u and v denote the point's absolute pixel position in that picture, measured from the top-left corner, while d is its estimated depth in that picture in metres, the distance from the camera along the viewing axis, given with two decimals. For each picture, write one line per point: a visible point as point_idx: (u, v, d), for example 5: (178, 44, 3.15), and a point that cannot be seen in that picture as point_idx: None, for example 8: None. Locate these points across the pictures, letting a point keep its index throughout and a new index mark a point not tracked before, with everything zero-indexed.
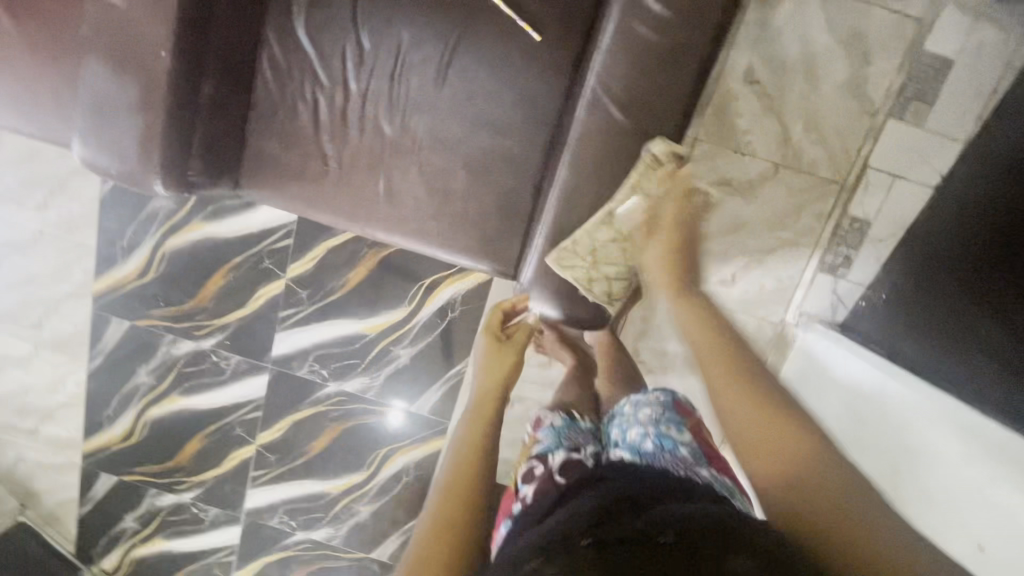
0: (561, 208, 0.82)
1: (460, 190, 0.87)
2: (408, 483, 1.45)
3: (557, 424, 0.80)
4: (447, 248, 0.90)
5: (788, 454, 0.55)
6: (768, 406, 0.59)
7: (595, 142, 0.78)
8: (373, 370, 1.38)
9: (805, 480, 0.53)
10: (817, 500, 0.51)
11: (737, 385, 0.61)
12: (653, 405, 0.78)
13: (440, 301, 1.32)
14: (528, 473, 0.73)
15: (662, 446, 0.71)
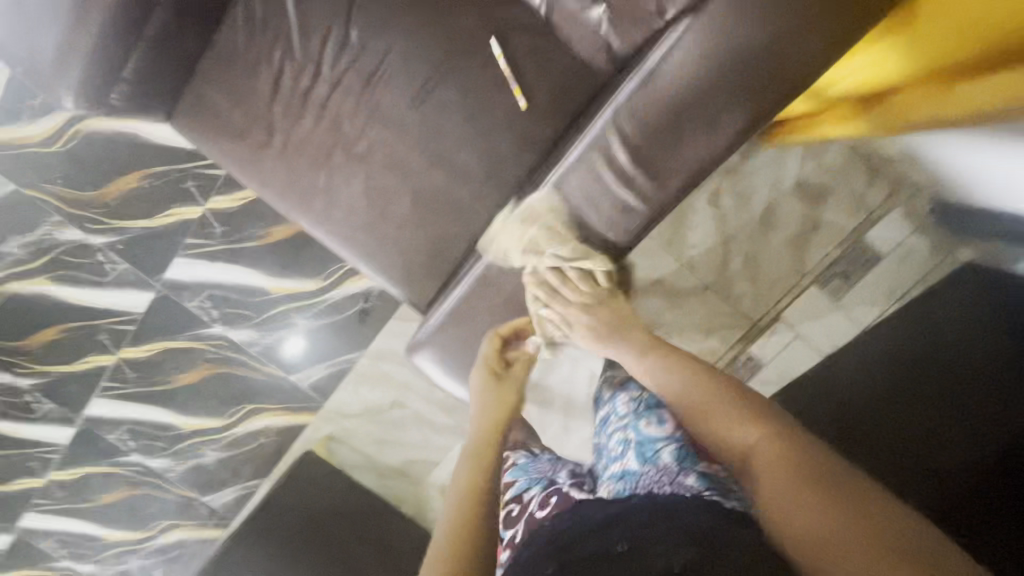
0: (474, 282, 0.82)
1: (397, 215, 0.84)
2: (265, 443, 1.44)
3: (520, 462, 0.72)
4: (367, 264, 0.88)
5: (784, 474, 0.47)
6: (750, 417, 0.54)
7: (527, 239, 0.78)
8: (266, 328, 1.34)
9: (813, 505, 0.44)
10: (830, 520, 0.42)
11: (717, 385, 0.60)
12: (634, 390, 0.68)
13: (356, 288, 1.31)
14: (506, 520, 0.65)
15: (647, 457, 0.60)
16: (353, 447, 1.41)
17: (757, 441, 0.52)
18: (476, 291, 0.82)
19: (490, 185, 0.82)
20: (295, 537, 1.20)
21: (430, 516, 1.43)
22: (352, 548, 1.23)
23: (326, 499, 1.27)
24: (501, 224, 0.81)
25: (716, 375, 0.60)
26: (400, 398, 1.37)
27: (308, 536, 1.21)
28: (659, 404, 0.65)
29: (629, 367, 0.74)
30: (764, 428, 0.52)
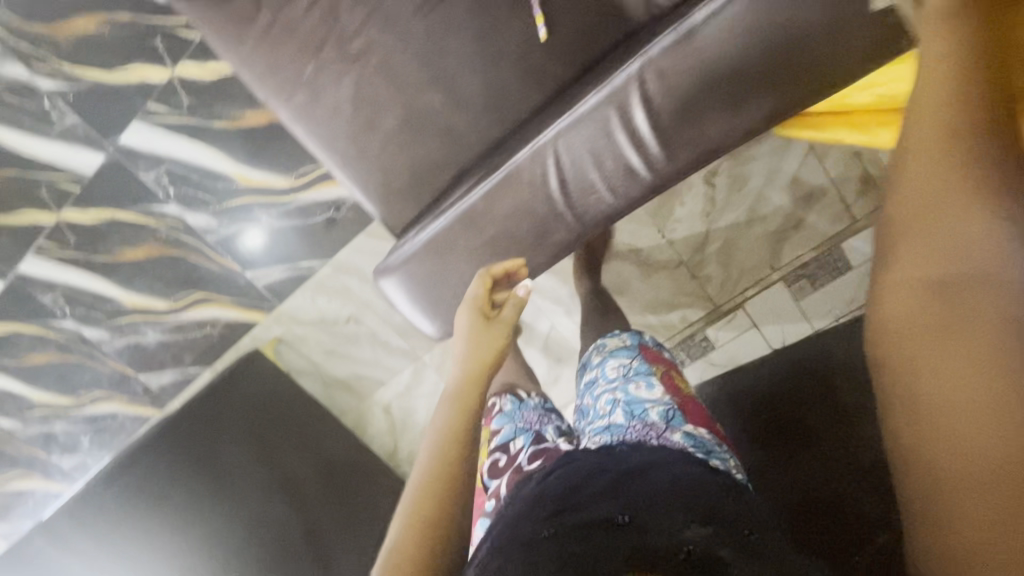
0: (453, 220, 0.77)
1: (385, 128, 0.78)
2: (211, 334, 1.41)
3: (507, 410, 0.93)
4: (344, 174, 0.82)
5: (951, 339, 0.36)
6: (984, 240, 0.37)
7: (517, 185, 0.74)
8: (225, 218, 1.27)
9: (968, 391, 0.34)
10: (999, 428, 0.33)
11: (957, 185, 0.39)
12: (623, 359, 0.84)
13: (327, 195, 1.24)
14: (495, 468, 0.86)
15: (634, 414, 0.74)
16: (303, 354, 1.40)
17: (952, 295, 0.37)
18: (454, 228, 0.77)
19: (490, 117, 0.77)
20: (233, 426, 1.20)
21: (368, 431, 1.46)
22: (287, 449, 1.23)
23: (271, 398, 1.28)
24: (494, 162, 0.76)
25: (938, 140, 0.41)
26: (357, 314, 1.35)
27: (248, 427, 1.21)
28: (645, 373, 0.81)
29: (616, 343, 0.89)
30: (974, 267, 0.37)
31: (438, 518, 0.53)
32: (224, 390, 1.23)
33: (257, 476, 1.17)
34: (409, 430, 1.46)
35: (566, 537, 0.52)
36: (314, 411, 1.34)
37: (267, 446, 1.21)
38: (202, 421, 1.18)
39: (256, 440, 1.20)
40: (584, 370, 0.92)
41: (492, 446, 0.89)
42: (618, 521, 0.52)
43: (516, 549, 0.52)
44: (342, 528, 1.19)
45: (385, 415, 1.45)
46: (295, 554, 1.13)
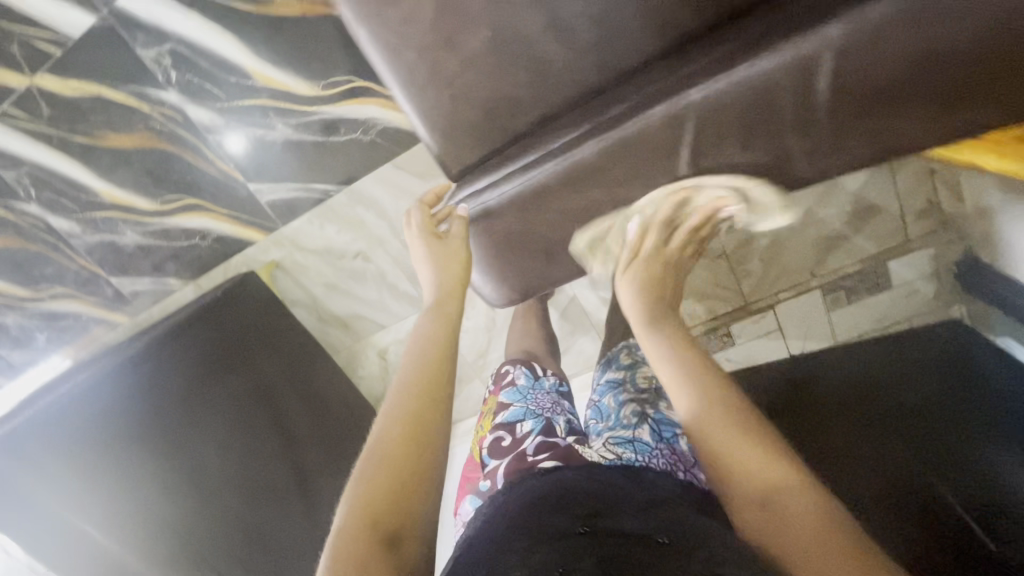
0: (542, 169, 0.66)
1: (467, 50, 0.66)
2: (198, 246, 1.27)
3: (521, 388, 0.84)
4: (406, 96, 0.70)
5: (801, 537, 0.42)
6: (770, 457, 0.47)
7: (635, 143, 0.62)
8: (233, 119, 1.10)
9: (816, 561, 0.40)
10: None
11: (742, 429, 0.50)
12: (652, 372, 0.80)
13: (355, 113, 1.07)
14: (497, 445, 0.75)
15: (661, 437, 0.69)
16: (300, 284, 1.29)
17: (771, 485, 0.46)
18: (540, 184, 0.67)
19: (597, 59, 0.64)
20: (217, 360, 1.05)
21: (359, 371, 1.39)
22: (279, 388, 1.13)
23: (264, 331, 1.16)
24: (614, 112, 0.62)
25: (704, 432, 0.51)
26: (366, 252, 1.23)
27: (234, 363, 1.07)
28: (671, 394, 0.77)
29: (644, 354, 0.86)
30: (770, 465, 0.47)
31: (410, 445, 0.56)
32: (210, 318, 1.07)
33: (242, 420, 1.04)
34: None
35: (602, 539, 0.50)
36: (307, 347, 1.25)
37: (255, 383, 1.09)
38: (185, 351, 1.01)
39: (242, 380, 1.07)
40: (607, 369, 0.88)
41: (497, 421, 0.80)
42: (655, 539, 0.49)
43: (533, 550, 0.49)
44: (331, 469, 1.15)
45: (378, 359, 1.38)
46: (278, 505, 1.03)
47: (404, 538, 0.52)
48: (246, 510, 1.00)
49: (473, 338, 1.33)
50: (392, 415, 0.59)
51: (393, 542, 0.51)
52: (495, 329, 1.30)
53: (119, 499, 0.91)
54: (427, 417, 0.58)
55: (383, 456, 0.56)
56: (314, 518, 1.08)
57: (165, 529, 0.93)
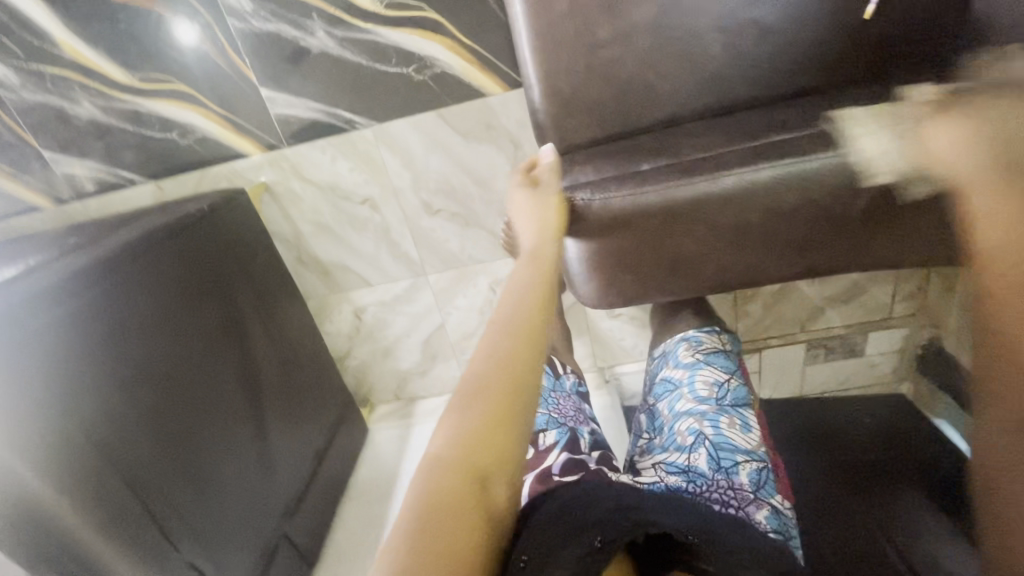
0: (685, 184, 0.55)
1: (625, 22, 0.60)
2: (170, 143, 1.05)
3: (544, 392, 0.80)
4: (533, 47, 0.62)
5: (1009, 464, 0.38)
6: (999, 361, 0.39)
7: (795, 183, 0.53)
8: (266, 8, 0.92)
9: (1013, 476, 0.38)
10: (1019, 492, 0.37)
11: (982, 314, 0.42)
12: (719, 381, 0.80)
13: (414, 45, 0.94)
14: None
15: (720, 464, 0.67)
16: (287, 216, 1.13)
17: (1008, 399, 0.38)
18: (675, 199, 0.56)
19: (752, 74, 0.61)
20: (189, 289, 0.89)
21: (325, 325, 1.27)
22: (248, 334, 0.99)
23: (243, 266, 1.01)
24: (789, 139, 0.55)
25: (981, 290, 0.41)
26: (376, 200, 1.10)
27: (206, 296, 0.92)
28: (737, 409, 0.76)
29: (711, 351, 0.88)
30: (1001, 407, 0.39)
31: (512, 380, 0.47)
32: (187, 239, 0.90)
33: (208, 362, 0.89)
34: (372, 341, 1.29)
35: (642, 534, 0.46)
36: (281, 294, 1.10)
37: (226, 323, 0.94)
38: (153, 266, 0.84)
39: (212, 315, 0.92)
40: (663, 365, 0.91)
41: None
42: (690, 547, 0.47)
43: (568, 545, 0.42)
44: (287, 432, 1.02)
45: (352, 316, 1.26)
46: (234, 464, 0.89)
47: (497, 493, 0.42)
48: (203, 462, 0.84)
49: (463, 320, 1.24)
50: (487, 353, 0.49)
51: (483, 486, 0.42)
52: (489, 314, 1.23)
53: (39, 409, 0.64)
54: (527, 354, 0.49)
55: (475, 396, 0.46)
56: (265, 484, 0.95)
57: (94, 446, 0.69)
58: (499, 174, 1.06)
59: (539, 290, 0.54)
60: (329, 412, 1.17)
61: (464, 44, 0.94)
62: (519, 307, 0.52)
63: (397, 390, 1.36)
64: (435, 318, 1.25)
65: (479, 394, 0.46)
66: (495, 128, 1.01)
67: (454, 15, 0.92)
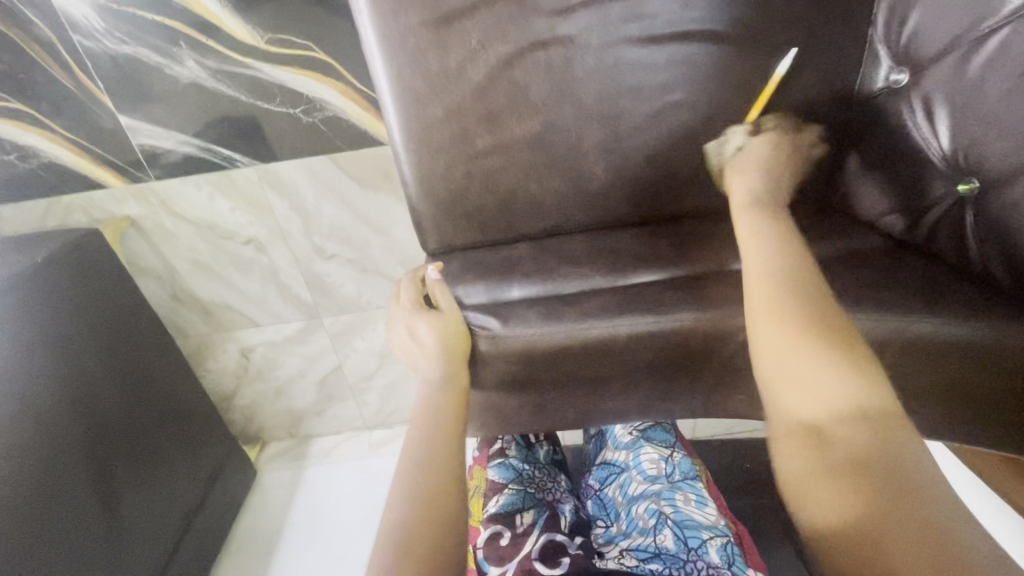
0: (549, 331, 0.50)
1: (507, 133, 0.55)
2: (9, 167, 0.90)
3: (519, 464, 0.79)
4: (406, 147, 0.56)
5: (844, 427, 0.39)
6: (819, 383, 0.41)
7: (713, 332, 0.48)
8: (121, 31, 0.79)
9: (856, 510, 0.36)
10: (843, 486, 0.37)
11: (794, 329, 0.43)
12: (665, 453, 0.77)
13: (301, 85, 0.85)
14: (495, 544, 0.67)
15: (689, 545, 0.61)
16: (157, 251, 1.01)
17: (865, 409, 0.39)
18: (539, 346, 0.51)
19: (638, 194, 0.58)
20: (33, 351, 0.79)
21: (207, 363, 1.17)
22: (109, 397, 0.89)
23: (105, 321, 0.91)
24: (656, 283, 0.52)
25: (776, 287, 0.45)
26: (261, 241, 1.01)
27: (54, 358, 0.82)
28: (690, 481, 0.73)
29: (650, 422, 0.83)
30: (853, 390, 0.40)
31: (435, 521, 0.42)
32: (32, 294, 0.80)
33: (52, 433, 0.80)
34: (261, 381, 1.21)
35: None
36: (161, 348, 1.01)
37: (79, 389, 0.85)
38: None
39: (60, 381, 0.82)
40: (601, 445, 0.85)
41: (490, 512, 0.72)
42: None
43: None
44: (148, 497, 0.94)
45: (239, 355, 1.16)
46: (79, 541, 0.81)
47: None
48: (38, 545, 0.75)
49: (361, 362, 1.18)
50: (404, 474, 0.45)
51: None
52: (390, 356, 1.18)
53: None
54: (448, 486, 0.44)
55: (406, 514, 0.42)
56: (118, 555, 0.87)
57: None
58: (398, 223, 0.99)
59: (458, 410, 0.50)
60: (205, 467, 1.09)
61: (356, 90, 0.85)
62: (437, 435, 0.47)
63: (291, 428, 1.29)
64: (331, 360, 1.18)
65: (407, 520, 0.42)
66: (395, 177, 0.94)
67: (345, 57, 0.82)
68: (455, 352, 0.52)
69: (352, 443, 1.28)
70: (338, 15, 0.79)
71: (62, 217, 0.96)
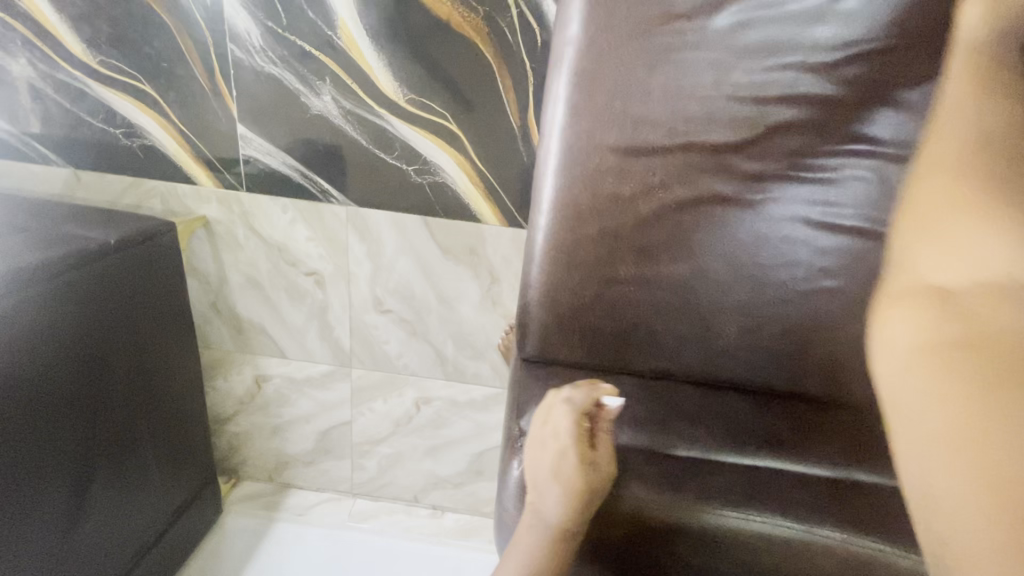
0: (660, 501, 0.46)
1: (652, 269, 0.54)
2: (110, 140, 0.89)
3: None
4: (546, 252, 0.55)
5: (982, 349, 0.29)
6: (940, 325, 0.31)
7: (839, 555, 0.44)
8: (275, 54, 0.81)
9: (995, 452, 0.27)
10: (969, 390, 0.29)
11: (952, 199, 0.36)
12: None
13: (424, 148, 0.85)
14: None
15: None
16: (217, 258, 0.98)
17: (1006, 325, 0.29)
18: (646, 514, 0.45)
19: (765, 366, 0.55)
20: (63, 344, 0.73)
21: (216, 381, 1.09)
22: (115, 401, 0.82)
23: (148, 315, 0.86)
24: (781, 480, 0.48)
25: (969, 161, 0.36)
26: (323, 277, 0.98)
27: (80, 352, 0.75)
28: None
29: None
30: (994, 320, 0.30)
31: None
32: (85, 280, 0.74)
33: (45, 438, 0.72)
34: (263, 415, 1.12)
35: None
36: (174, 357, 0.93)
37: (93, 387, 0.78)
38: (17, 317, 0.66)
39: (72, 381, 0.75)
40: None
41: None
42: None
43: None
44: (111, 514, 0.85)
45: (252, 380, 1.09)
46: (26, 559, 0.72)
47: None
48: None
49: (372, 425, 1.11)
50: None
51: None
52: (405, 430, 1.11)
53: None
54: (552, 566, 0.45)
55: None
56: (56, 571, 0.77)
57: None
58: (465, 300, 0.97)
59: (580, 524, 0.45)
60: (179, 494, 0.99)
61: (476, 166, 0.85)
62: (568, 520, 0.45)
63: (273, 472, 1.19)
64: (343, 414, 1.10)
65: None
66: (481, 257, 0.93)
67: (476, 134, 0.83)
68: (592, 506, 0.45)
69: (332, 507, 1.18)
70: (484, 96, 0.81)
71: (137, 199, 0.93)
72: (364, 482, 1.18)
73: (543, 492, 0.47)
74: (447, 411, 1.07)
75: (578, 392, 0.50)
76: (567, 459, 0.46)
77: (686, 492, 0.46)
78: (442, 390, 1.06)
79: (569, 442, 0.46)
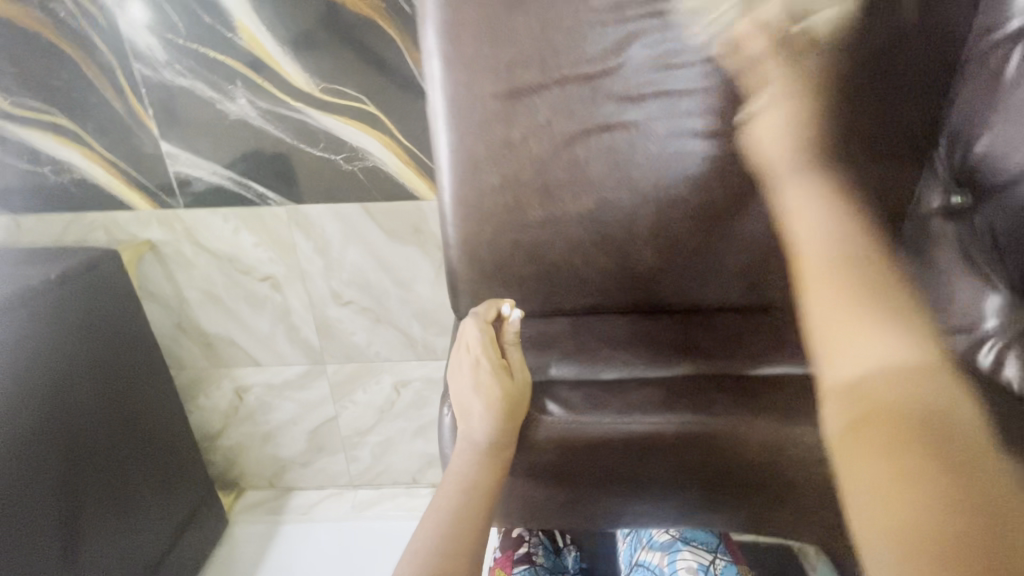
0: (588, 418, 0.47)
1: (559, 208, 0.55)
2: (41, 180, 0.90)
3: None
4: (456, 208, 0.56)
5: (890, 400, 0.35)
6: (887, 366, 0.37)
7: (760, 437, 0.46)
8: (183, 66, 0.81)
9: (933, 497, 0.31)
10: (896, 449, 0.33)
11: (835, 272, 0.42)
12: None
13: (347, 134, 0.86)
14: None
15: None
16: (172, 279, 0.99)
17: (909, 368, 0.36)
18: (576, 431, 0.47)
19: (682, 281, 0.57)
20: (20, 382, 0.74)
21: (198, 400, 1.11)
22: (89, 432, 0.83)
23: (107, 343, 0.87)
24: (701, 381, 0.51)
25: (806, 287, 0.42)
26: (278, 279, 0.99)
27: (37, 390, 0.76)
28: None
29: None
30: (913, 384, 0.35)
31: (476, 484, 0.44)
32: (31, 318, 0.75)
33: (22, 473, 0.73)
34: (250, 424, 1.15)
35: None
36: (144, 381, 0.94)
37: (63, 419, 0.79)
38: None
39: (40, 415, 0.76)
40: None
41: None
42: None
43: None
44: (110, 539, 0.87)
45: (233, 393, 1.11)
46: None
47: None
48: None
49: (358, 416, 1.13)
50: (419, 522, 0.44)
51: None
52: (391, 416, 1.13)
53: None
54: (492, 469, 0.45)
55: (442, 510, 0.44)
56: None
57: None
58: (420, 278, 0.98)
59: (511, 434, 0.47)
60: (178, 511, 1.02)
61: (401, 144, 0.86)
62: (495, 418, 0.46)
63: (273, 478, 1.21)
64: (328, 410, 1.13)
65: (454, 517, 0.43)
66: (425, 233, 0.94)
67: (396, 112, 0.84)
68: (513, 402, 0.47)
69: (335, 501, 1.20)
70: (395, 75, 0.81)
71: (80, 233, 0.94)
72: (362, 474, 1.21)
73: (470, 412, 0.48)
74: (427, 391, 1.10)
75: (483, 307, 0.53)
76: (483, 371, 0.49)
77: (612, 403, 0.48)
78: (418, 371, 1.08)
79: (482, 347, 0.49)
